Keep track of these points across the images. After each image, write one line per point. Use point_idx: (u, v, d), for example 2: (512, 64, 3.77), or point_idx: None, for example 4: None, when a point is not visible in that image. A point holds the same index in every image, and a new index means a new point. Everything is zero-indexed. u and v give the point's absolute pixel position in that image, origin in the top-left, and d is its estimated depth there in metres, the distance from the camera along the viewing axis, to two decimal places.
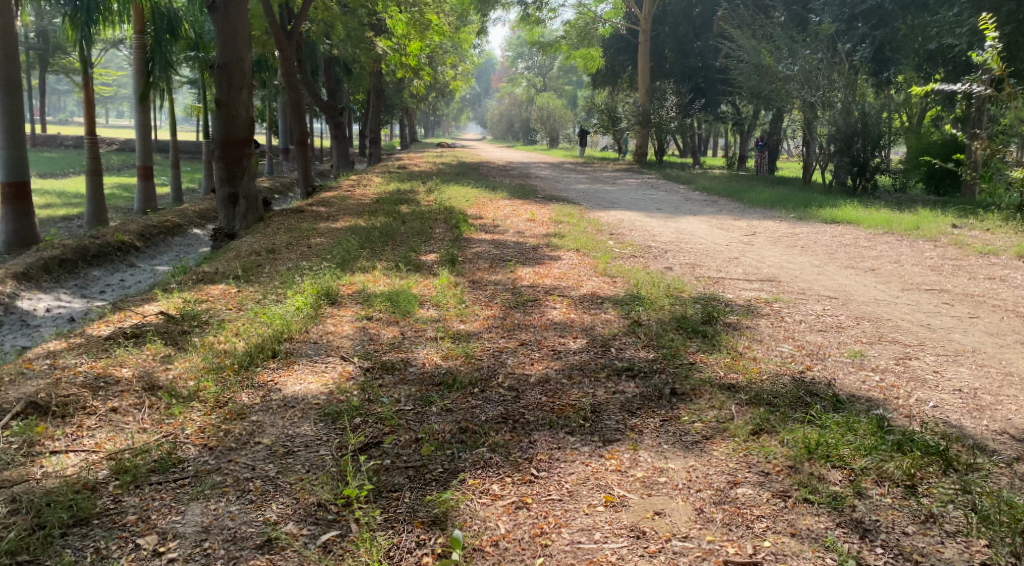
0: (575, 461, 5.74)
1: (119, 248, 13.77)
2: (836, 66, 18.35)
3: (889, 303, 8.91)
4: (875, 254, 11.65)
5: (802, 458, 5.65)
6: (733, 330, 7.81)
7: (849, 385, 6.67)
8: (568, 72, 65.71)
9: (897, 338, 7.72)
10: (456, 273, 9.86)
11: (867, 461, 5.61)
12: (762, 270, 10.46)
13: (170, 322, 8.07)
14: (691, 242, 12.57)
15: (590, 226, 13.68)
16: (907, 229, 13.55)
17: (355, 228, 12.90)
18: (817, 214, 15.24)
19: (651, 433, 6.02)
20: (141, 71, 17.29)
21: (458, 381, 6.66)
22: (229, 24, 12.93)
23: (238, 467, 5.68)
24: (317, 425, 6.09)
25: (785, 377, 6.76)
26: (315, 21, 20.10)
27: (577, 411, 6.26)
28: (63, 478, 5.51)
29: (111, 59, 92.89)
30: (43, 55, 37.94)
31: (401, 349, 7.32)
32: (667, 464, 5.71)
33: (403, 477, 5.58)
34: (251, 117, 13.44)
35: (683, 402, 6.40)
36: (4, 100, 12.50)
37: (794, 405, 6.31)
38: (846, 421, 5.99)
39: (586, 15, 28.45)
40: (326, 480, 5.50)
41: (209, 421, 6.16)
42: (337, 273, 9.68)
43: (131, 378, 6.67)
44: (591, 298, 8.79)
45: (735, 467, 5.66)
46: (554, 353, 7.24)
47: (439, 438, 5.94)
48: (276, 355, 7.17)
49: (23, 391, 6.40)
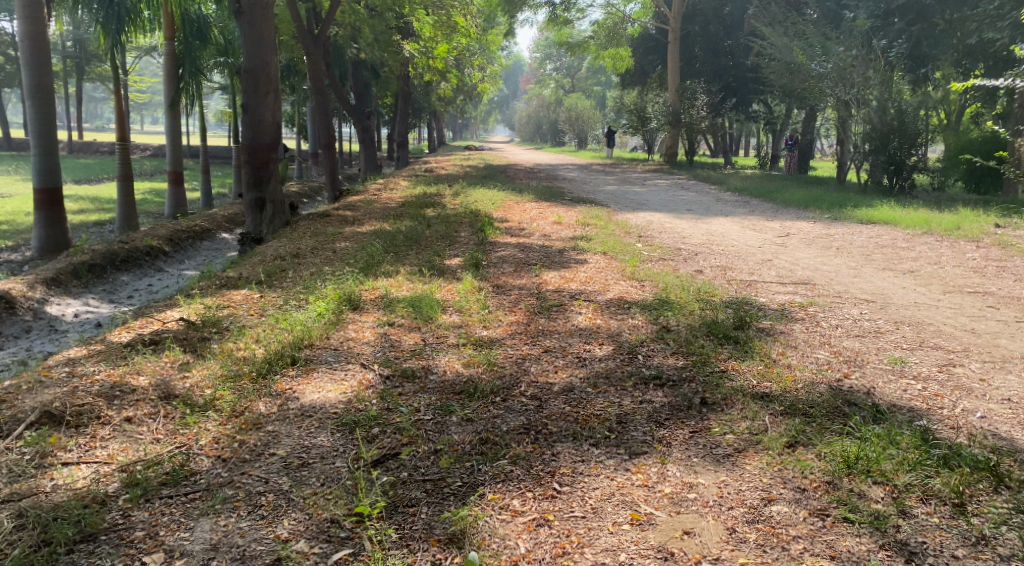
0: (600, 475, 5.49)
1: (148, 252, 13.71)
2: (871, 62, 17.83)
3: (930, 306, 8.57)
4: (914, 255, 11.28)
5: (841, 474, 5.37)
6: (766, 335, 7.54)
7: (889, 394, 6.36)
8: (595, 72, 65.28)
9: (940, 343, 7.39)
10: (480, 278, 9.65)
11: (911, 477, 5.31)
12: (796, 272, 10.15)
13: (191, 329, 7.92)
14: (722, 244, 12.24)
15: (618, 229, 13.42)
16: (947, 228, 13.17)
17: (380, 232, 12.75)
18: (852, 214, 14.87)
19: (680, 445, 5.76)
20: (173, 77, 17.23)
21: (479, 390, 6.45)
22: (256, 28, 12.85)
23: (251, 480, 5.51)
24: (335, 436, 5.90)
25: (822, 385, 6.47)
26: (342, 25, 19.85)
27: (602, 422, 6.01)
28: (73, 492, 5.38)
29: (146, 64, 93.91)
30: (80, 63, 38.19)
31: (422, 357, 7.11)
32: (696, 480, 5.44)
33: (420, 491, 5.38)
34: (279, 121, 13.33)
35: (715, 412, 6.13)
36: (36, 107, 12.45)
37: (832, 415, 6.03)
38: (888, 433, 5.67)
39: (614, 15, 28.04)
40: (340, 496, 5.32)
41: (224, 431, 5.98)
42: (360, 278, 9.52)
43: (148, 387, 6.51)
44: (619, 303, 8.53)
45: (770, 482, 5.38)
46: (579, 361, 7.01)
47: (458, 450, 5.74)
48: (296, 362, 6.98)
49: (39, 400, 6.25)
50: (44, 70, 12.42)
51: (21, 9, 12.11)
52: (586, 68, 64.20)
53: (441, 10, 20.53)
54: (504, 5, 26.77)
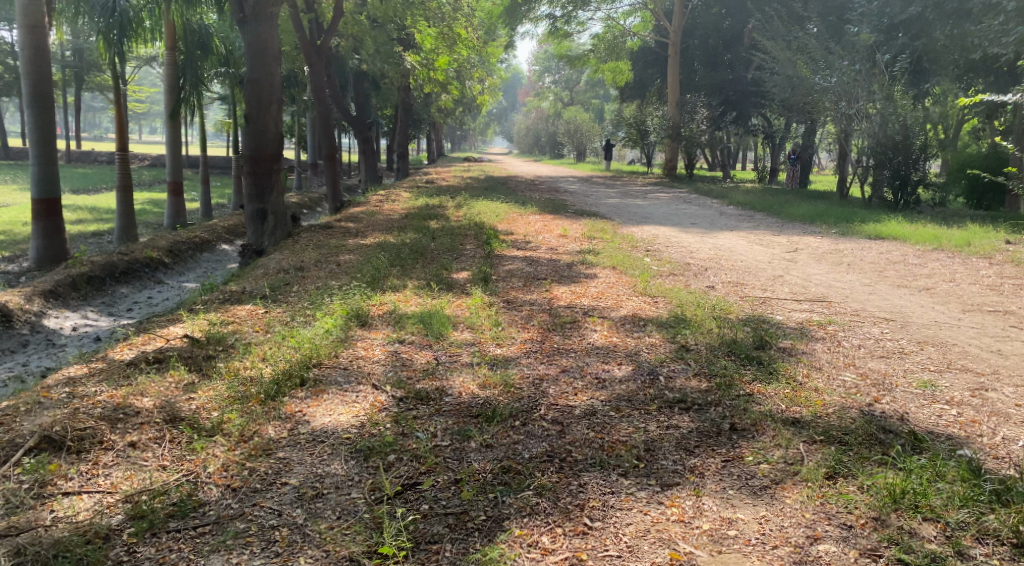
0: (632, 510, 5.25)
1: (148, 264, 13.45)
2: (876, 76, 17.56)
3: (952, 326, 8.33)
4: (927, 271, 11.06)
5: (888, 510, 5.15)
6: (789, 355, 7.29)
7: (924, 420, 6.11)
8: (595, 86, 65.12)
9: (967, 365, 7.14)
10: (489, 292, 9.41)
11: (965, 514, 5.09)
12: (811, 289, 9.91)
13: (195, 346, 7.64)
14: (731, 259, 12.01)
15: (625, 242, 13.19)
16: (958, 245, 12.94)
17: (385, 245, 12.49)
18: (861, 230, 14.63)
19: (713, 475, 5.51)
20: (174, 87, 17.02)
21: (497, 413, 6.19)
22: (259, 39, 12.61)
23: (263, 512, 5.25)
24: (348, 463, 5.64)
25: (853, 410, 6.22)
26: (343, 36, 19.60)
27: (629, 449, 5.76)
28: (74, 525, 5.11)
29: (146, 74, 93.69)
30: (79, 72, 37.94)
31: (435, 377, 6.84)
32: (735, 514, 5.21)
33: (442, 526, 5.12)
34: (281, 132, 13.11)
35: (746, 439, 5.88)
36: (36, 115, 12.16)
37: (869, 444, 5.77)
38: (933, 464, 5.46)
39: (614, 29, 27.75)
40: (359, 531, 5.07)
41: (233, 457, 5.71)
42: (367, 292, 9.26)
43: (153, 409, 6.23)
44: (633, 320, 8.28)
45: (814, 518, 5.16)
46: (599, 383, 6.72)
47: (480, 480, 5.48)
48: (305, 383, 6.72)
49: (38, 422, 5.95)
50: (45, 78, 12.18)
51: (21, 17, 11.87)
52: (585, 82, 64.02)
53: (443, 23, 19.93)
54: (504, 16, 26.66)
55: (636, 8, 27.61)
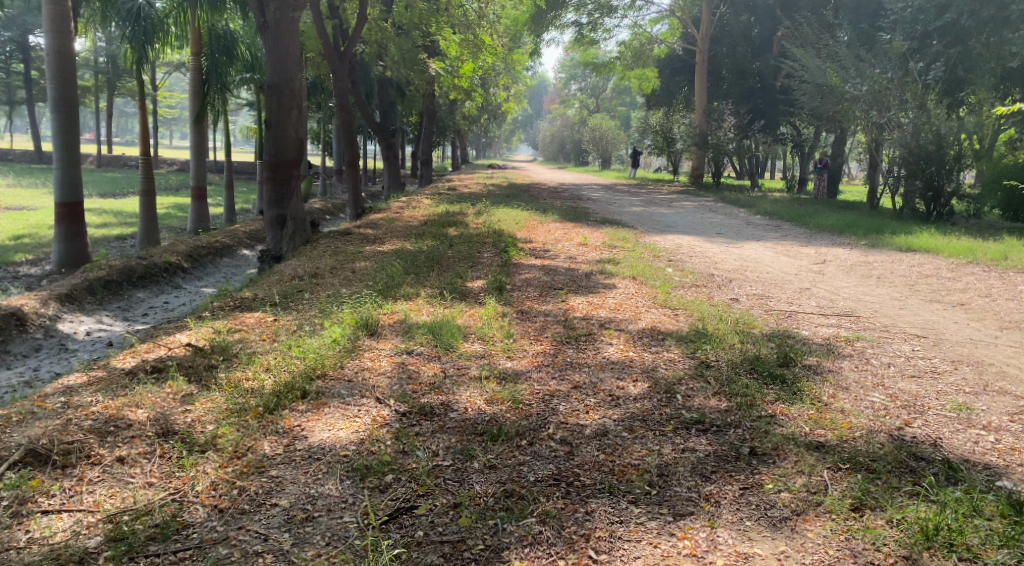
0: (641, 541, 4.93)
1: (165, 268, 13.29)
2: (909, 85, 17.14)
3: (988, 343, 7.91)
4: (961, 286, 10.60)
5: (919, 549, 4.83)
6: (814, 373, 6.91)
7: (958, 447, 5.73)
8: (621, 93, 64.80)
9: (1007, 388, 6.70)
10: (503, 302, 9.10)
11: (1005, 556, 4.75)
12: (838, 302, 9.50)
13: (198, 354, 7.37)
14: (756, 270, 11.63)
15: (646, 252, 12.83)
16: (993, 259, 12.44)
17: (401, 252, 12.16)
18: (892, 242, 14.14)
19: (729, 505, 5.18)
20: (198, 92, 16.89)
21: (503, 431, 5.87)
22: (280, 44, 12.43)
23: (249, 536, 5.01)
24: (343, 484, 5.36)
25: (882, 435, 5.84)
26: (367, 43, 19.22)
27: (641, 474, 5.42)
28: (49, 548, 4.89)
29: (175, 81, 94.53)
30: (111, 78, 38.08)
31: (441, 391, 6.53)
32: (750, 549, 4.89)
33: (437, 556, 4.85)
34: (302, 137, 12.84)
35: (766, 465, 5.52)
36: (61, 119, 12.00)
37: (899, 472, 5.41)
38: (969, 498, 5.11)
39: (641, 36, 27.21)
40: (347, 560, 4.80)
41: (223, 475, 5.45)
42: (378, 300, 8.99)
43: (146, 421, 5.96)
44: (651, 333, 7.91)
45: (837, 556, 4.83)
46: (612, 400, 6.38)
47: (481, 505, 5.18)
48: (307, 396, 6.43)
49: (27, 434, 5.72)
50: (70, 84, 12.03)
51: (47, 23, 11.74)
52: (613, 89, 63.77)
53: (468, 30, 19.83)
54: (529, 23, 26.35)
55: (663, 15, 27.17)
